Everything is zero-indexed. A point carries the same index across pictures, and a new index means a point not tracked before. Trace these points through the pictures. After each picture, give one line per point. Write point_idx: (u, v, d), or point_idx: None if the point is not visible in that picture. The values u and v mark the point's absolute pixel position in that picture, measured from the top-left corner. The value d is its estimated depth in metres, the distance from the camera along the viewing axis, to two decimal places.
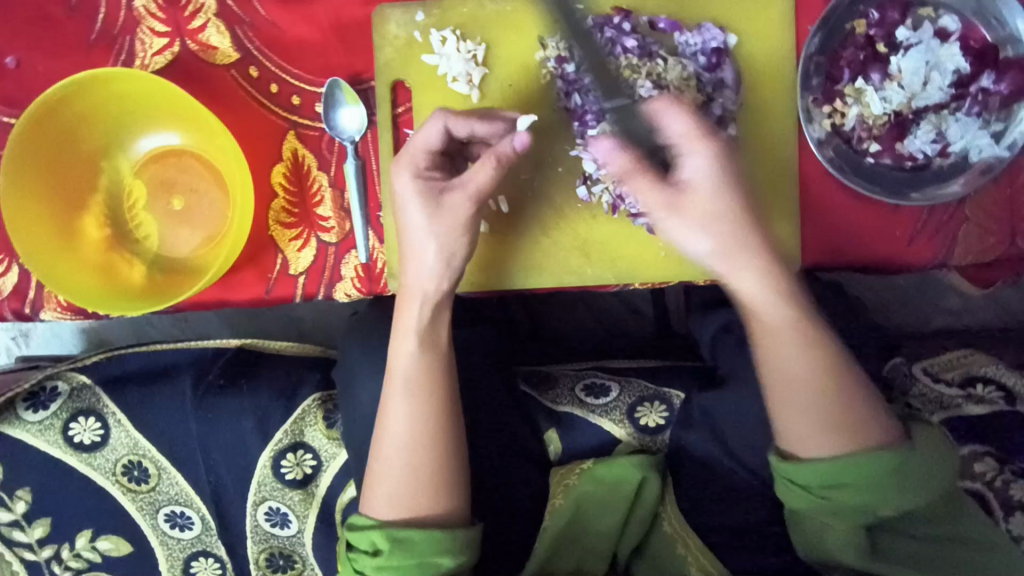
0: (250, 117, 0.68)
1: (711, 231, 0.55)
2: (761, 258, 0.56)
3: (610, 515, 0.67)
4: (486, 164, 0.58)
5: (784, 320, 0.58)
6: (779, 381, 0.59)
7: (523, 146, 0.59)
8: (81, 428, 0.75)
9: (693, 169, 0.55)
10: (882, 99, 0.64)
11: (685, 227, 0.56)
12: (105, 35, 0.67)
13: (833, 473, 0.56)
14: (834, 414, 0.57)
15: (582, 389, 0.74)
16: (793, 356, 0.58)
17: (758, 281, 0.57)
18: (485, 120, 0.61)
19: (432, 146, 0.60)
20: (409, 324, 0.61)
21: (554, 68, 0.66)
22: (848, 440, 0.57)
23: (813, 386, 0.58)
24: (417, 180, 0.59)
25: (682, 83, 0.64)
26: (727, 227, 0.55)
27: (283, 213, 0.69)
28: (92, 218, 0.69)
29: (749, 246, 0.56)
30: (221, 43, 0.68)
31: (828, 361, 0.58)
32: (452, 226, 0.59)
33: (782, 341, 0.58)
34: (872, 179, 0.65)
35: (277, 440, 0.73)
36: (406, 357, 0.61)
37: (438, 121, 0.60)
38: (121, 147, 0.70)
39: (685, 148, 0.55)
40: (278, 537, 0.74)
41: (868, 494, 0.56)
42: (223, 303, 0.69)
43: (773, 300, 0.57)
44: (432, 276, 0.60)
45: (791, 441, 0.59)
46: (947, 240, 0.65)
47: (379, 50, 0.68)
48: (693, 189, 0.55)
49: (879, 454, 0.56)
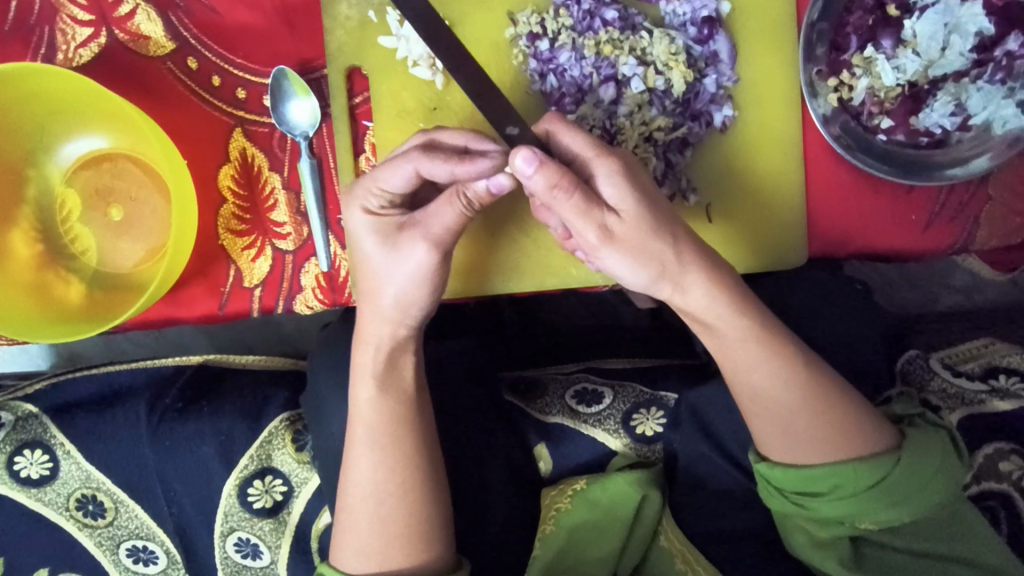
0: (190, 114, 0.61)
1: (647, 260, 0.48)
2: (703, 271, 0.51)
3: (608, 539, 0.62)
4: (452, 207, 0.49)
5: (738, 335, 0.52)
6: (751, 405, 0.53)
7: (500, 190, 0.49)
8: (27, 462, 0.68)
9: (608, 188, 0.48)
10: (895, 69, 0.56)
11: (622, 255, 0.48)
12: (21, 26, 0.60)
13: (809, 480, 0.52)
14: (813, 432, 0.52)
15: (572, 397, 0.68)
16: (760, 378, 0.52)
17: (708, 298, 0.51)
18: (467, 162, 0.50)
19: (393, 187, 0.52)
20: (366, 367, 0.55)
21: (527, 47, 0.59)
22: (830, 450, 0.52)
23: (799, 410, 0.52)
24: (367, 215, 0.53)
25: (670, 59, 0.57)
26: (667, 246, 0.48)
27: (233, 220, 0.62)
28: (19, 234, 0.62)
29: (686, 258, 0.50)
30: (154, 31, 0.60)
31: (795, 378, 0.52)
32: (412, 266, 0.52)
33: (735, 363, 0.53)
34: (885, 158, 0.59)
35: (242, 466, 0.67)
36: (366, 403, 0.55)
37: (410, 166, 0.51)
38: (47, 152, 0.63)
39: (588, 166, 0.48)
40: (250, 568, 0.69)
41: (846, 504, 0.51)
42: (174, 321, 0.63)
43: (725, 318, 0.52)
44: (399, 317, 0.54)
45: (776, 453, 0.53)
46: (968, 223, 0.61)
47: (330, 33, 0.60)
48: (619, 213, 0.47)
49: (854, 463, 0.51)
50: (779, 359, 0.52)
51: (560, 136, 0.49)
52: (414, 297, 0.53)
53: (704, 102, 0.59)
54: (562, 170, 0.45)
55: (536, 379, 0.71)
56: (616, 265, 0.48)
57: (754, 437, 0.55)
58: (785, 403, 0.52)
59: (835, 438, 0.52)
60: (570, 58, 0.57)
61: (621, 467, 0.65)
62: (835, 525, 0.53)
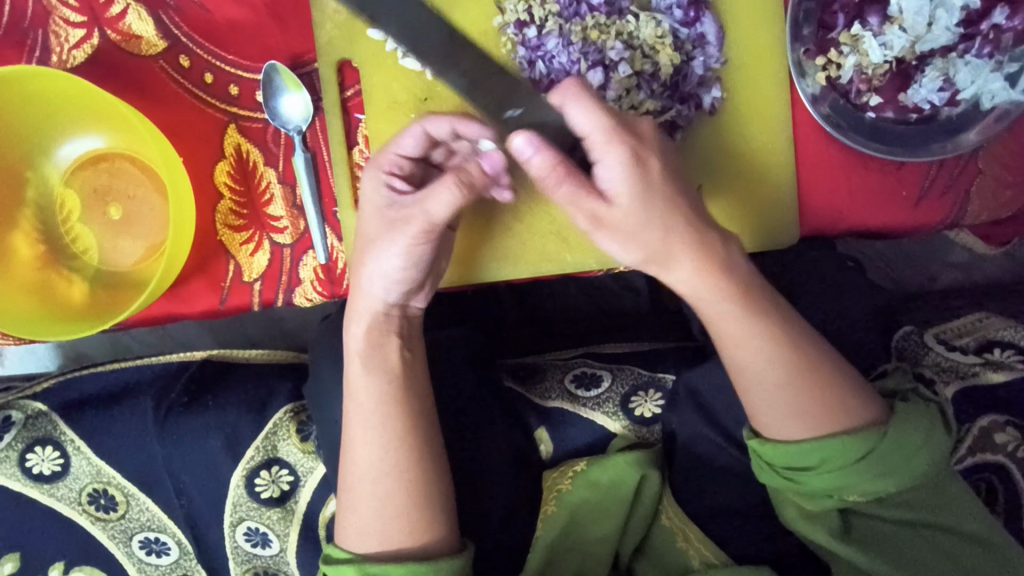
0: (184, 112, 0.62)
1: (632, 245, 0.50)
2: (694, 256, 0.51)
3: (608, 519, 0.64)
4: (446, 186, 0.51)
5: (722, 316, 0.53)
6: (741, 377, 0.54)
7: (492, 168, 0.54)
8: (39, 459, 0.70)
9: (609, 178, 0.49)
10: (882, 45, 0.56)
11: (611, 240, 0.50)
12: (14, 29, 0.60)
13: (800, 454, 0.53)
14: (799, 407, 0.53)
15: (571, 380, 0.70)
16: (745, 356, 0.53)
17: (692, 280, 0.51)
18: (468, 122, 0.55)
19: (409, 154, 0.56)
20: (354, 348, 0.58)
21: (515, 35, 0.59)
22: (817, 425, 0.53)
23: (782, 387, 0.53)
24: (378, 180, 0.55)
25: (657, 42, 0.57)
26: (657, 233, 0.49)
27: (231, 215, 0.63)
28: (21, 235, 0.63)
29: (676, 246, 0.50)
30: (145, 31, 0.61)
31: (783, 356, 0.53)
32: (396, 250, 0.53)
33: (722, 339, 0.54)
34: (873, 134, 0.59)
35: (249, 457, 0.68)
36: (356, 383, 0.57)
37: (419, 128, 0.56)
38: (45, 154, 0.64)
39: (595, 149, 0.48)
40: (260, 556, 0.70)
41: (836, 477, 0.52)
42: (174, 316, 0.63)
43: (710, 299, 0.52)
44: (383, 297, 0.57)
45: (767, 429, 0.55)
46: (959, 197, 0.61)
47: (319, 27, 0.61)
48: (613, 203, 0.49)
49: (840, 437, 0.52)
50: (763, 341, 0.53)
51: (566, 110, 0.48)
52: (395, 281, 0.55)
53: (692, 84, 0.60)
54: (559, 160, 0.47)
55: (535, 365, 0.72)
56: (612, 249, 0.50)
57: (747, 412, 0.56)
58: (768, 380, 0.53)
59: (824, 413, 0.53)
60: (558, 44, 0.58)
61: (621, 448, 0.66)
62: (824, 498, 0.54)
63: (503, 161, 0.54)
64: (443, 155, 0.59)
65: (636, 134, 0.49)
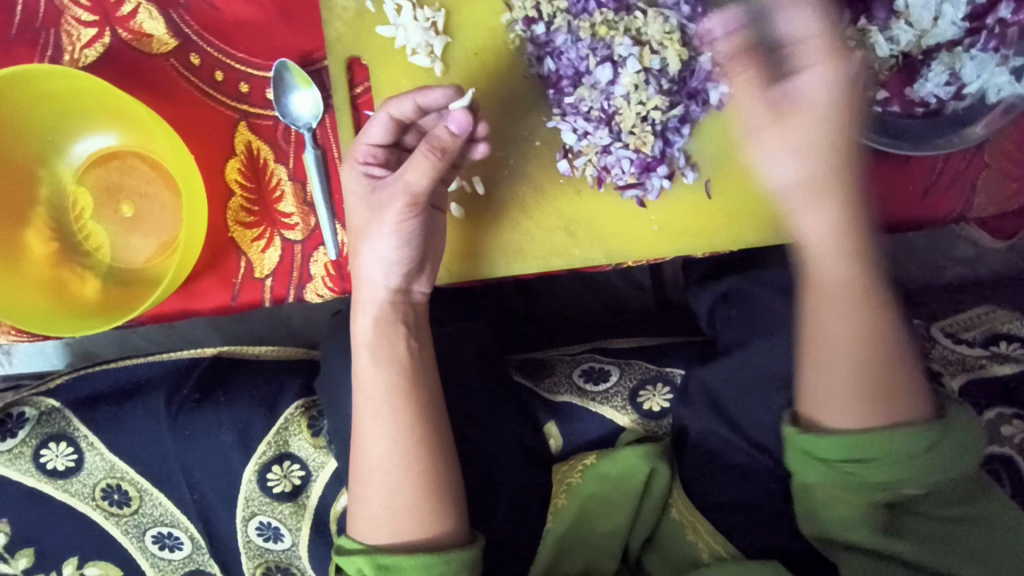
0: (196, 110, 0.62)
1: (798, 161, 0.53)
2: (837, 193, 0.54)
3: (618, 512, 0.64)
4: (422, 158, 0.53)
5: (839, 263, 0.55)
6: (823, 341, 0.56)
7: (459, 128, 0.54)
8: (53, 455, 0.71)
9: (806, 87, 0.52)
10: (888, 40, 0.57)
11: (800, 156, 0.53)
12: (27, 29, 0.61)
13: (860, 446, 0.53)
14: (865, 392, 0.55)
15: (579, 375, 0.70)
16: (835, 323, 0.56)
17: (828, 215, 0.54)
18: (425, 92, 0.56)
19: (379, 140, 0.57)
20: (361, 341, 0.58)
21: (523, 31, 0.61)
22: (879, 415, 0.54)
23: (864, 362, 0.55)
24: (356, 173, 0.57)
25: (665, 38, 0.58)
26: (835, 154, 0.53)
27: (242, 212, 0.63)
28: (35, 233, 0.63)
29: (830, 183, 0.53)
30: (156, 29, 0.61)
31: (872, 321, 0.55)
32: (385, 229, 0.55)
33: (826, 294, 0.56)
34: (880, 129, 0.59)
35: (261, 452, 0.69)
36: (367, 376, 0.58)
37: (381, 113, 0.56)
38: (58, 152, 0.64)
39: (806, 56, 0.52)
40: (272, 551, 0.71)
41: (892, 471, 0.53)
42: (187, 313, 0.64)
43: (830, 258, 0.55)
44: (384, 283, 0.58)
45: (830, 418, 0.55)
46: (965, 190, 0.62)
47: (328, 24, 0.62)
48: (804, 109, 0.52)
49: (900, 430, 0.53)
50: (858, 308, 0.55)
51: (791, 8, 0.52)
52: (393, 261, 0.57)
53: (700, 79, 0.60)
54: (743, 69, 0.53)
55: (543, 360, 0.73)
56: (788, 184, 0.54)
57: (805, 398, 0.57)
58: (867, 340, 0.55)
59: (886, 403, 0.54)
60: (567, 40, 0.59)
61: (630, 441, 0.67)
62: (878, 491, 0.54)
63: (470, 119, 0.54)
64: (412, 139, 0.60)
65: (829, 45, 0.52)
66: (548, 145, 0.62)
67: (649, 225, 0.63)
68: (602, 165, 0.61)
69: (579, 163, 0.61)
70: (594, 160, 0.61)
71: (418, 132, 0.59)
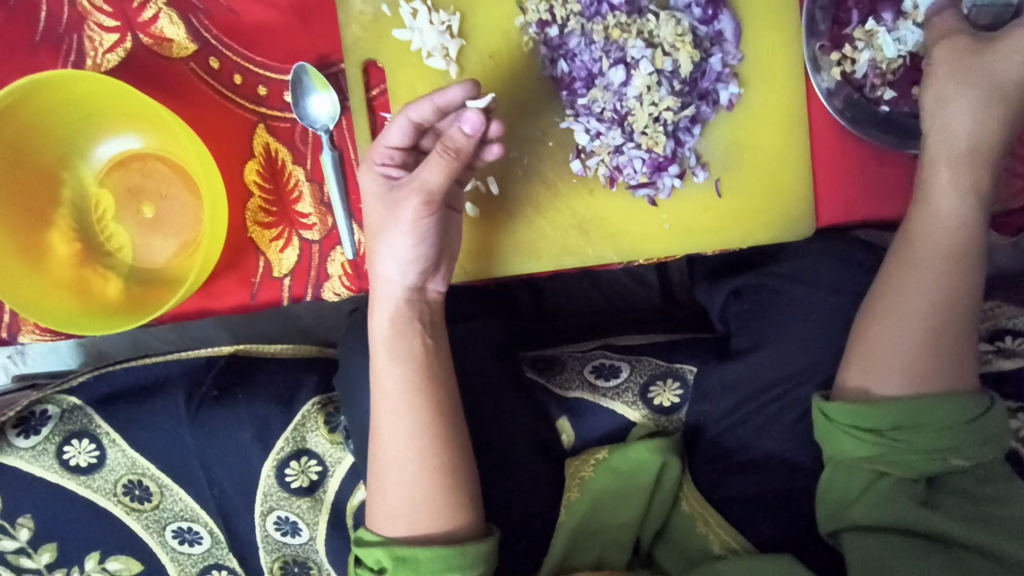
0: (216, 113, 0.64)
1: (967, 108, 0.55)
2: (976, 149, 0.56)
3: (630, 506, 0.65)
4: (436, 160, 0.54)
5: (955, 220, 0.57)
6: (913, 295, 0.57)
7: (473, 129, 0.53)
8: (76, 451, 0.72)
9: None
10: (895, 41, 0.59)
11: (970, 104, 0.55)
12: (50, 35, 0.62)
13: (911, 412, 0.55)
14: (926, 358, 0.56)
15: (590, 371, 0.71)
16: (933, 276, 0.57)
17: (963, 170, 0.56)
18: (444, 92, 0.56)
19: (398, 143, 0.58)
20: (378, 338, 0.60)
21: (537, 34, 0.62)
22: (935, 382, 0.56)
23: (946, 322, 0.56)
24: (375, 175, 0.58)
25: (677, 40, 0.59)
26: (1001, 109, 0.55)
27: (260, 213, 0.64)
28: (59, 234, 0.65)
29: (981, 138, 0.56)
30: (176, 34, 0.63)
31: (963, 284, 0.57)
32: (401, 228, 0.56)
33: (933, 249, 0.57)
34: (889, 128, 0.60)
35: (279, 448, 0.70)
36: (384, 372, 0.59)
37: (402, 117, 0.57)
38: (80, 155, 0.66)
39: None
40: (290, 545, 0.72)
41: (936, 441, 0.55)
42: (207, 312, 0.65)
43: (945, 210, 0.57)
44: (400, 282, 0.59)
45: (886, 384, 0.57)
46: None
47: (345, 29, 0.63)
48: (1012, 60, 0.54)
49: (956, 397, 0.55)
50: (956, 264, 0.57)
51: None
52: (409, 260, 0.58)
53: (711, 81, 0.62)
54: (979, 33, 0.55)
55: (555, 357, 0.74)
56: (943, 128, 0.56)
57: (860, 364, 0.58)
58: (965, 296, 0.57)
59: (945, 370, 0.56)
60: (580, 42, 0.60)
61: (641, 436, 0.68)
62: (926, 459, 0.55)
63: (484, 119, 0.54)
64: (429, 142, 0.61)
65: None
66: (561, 145, 0.63)
67: (660, 223, 0.64)
68: (615, 165, 0.62)
69: (591, 163, 0.63)
70: (607, 160, 0.62)
71: (434, 135, 0.60)
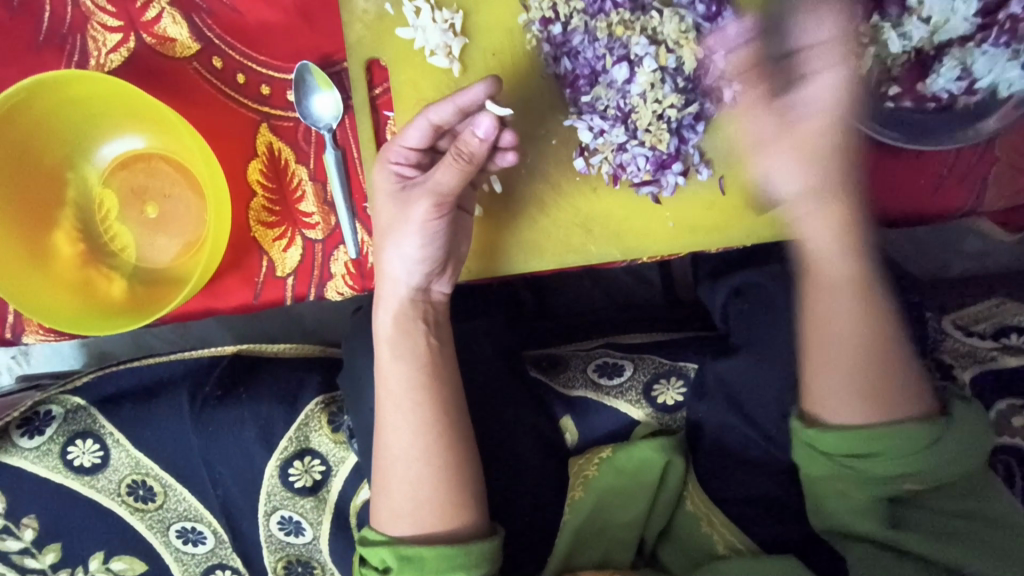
0: (219, 112, 0.64)
1: (807, 174, 0.53)
2: (842, 208, 0.54)
3: (634, 505, 0.65)
4: (451, 163, 0.55)
5: (844, 274, 0.56)
6: (821, 341, 0.57)
7: (486, 133, 0.53)
8: (80, 451, 0.72)
9: (815, 97, 0.51)
10: (901, 36, 0.58)
11: (796, 162, 0.53)
12: (54, 35, 0.62)
13: (864, 440, 0.54)
14: (861, 388, 0.55)
15: (594, 370, 0.71)
16: (842, 316, 0.56)
17: (837, 228, 0.55)
18: (465, 93, 0.56)
19: (415, 144, 0.58)
20: (382, 336, 0.60)
21: (540, 31, 0.62)
22: (883, 409, 0.55)
23: (865, 351, 0.56)
24: (389, 173, 0.58)
25: (681, 37, 0.60)
26: (833, 167, 0.52)
27: (264, 212, 0.64)
28: (63, 234, 0.65)
29: (829, 196, 0.54)
30: (179, 34, 0.63)
31: (869, 328, 0.56)
32: (411, 228, 0.56)
33: (829, 300, 0.56)
34: (897, 124, 0.60)
35: (283, 448, 0.70)
36: (388, 372, 0.59)
37: (422, 118, 0.57)
38: (84, 155, 0.66)
39: (815, 66, 0.50)
40: (293, 544, 0.72)
41: (896, 465, 0.54)
42: (211, 311, 0.65)
43: (835, 253, 0.56)
44: (406, 282, 0.59)
45: (830, 414, 0.56)
46: (976, 184, 0.62)
47: (348, 27, 0.63)
48: (802, 121, 0.51)
49: (904, 424, 0.54)
50: (863, 307, 0.56)
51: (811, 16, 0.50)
52: (416, 261, 0.58)
53: None
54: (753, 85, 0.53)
55: (558, 356, 0.74)
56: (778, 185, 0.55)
57: (805, 395, 0.58)
58: (877, 339, 0.56)
59: (885, 399, 0.55)
60: (583, 40, 0.60)
61: (644, 435, 0.67)
62: (877, 486, 0.55)
63: (497, 125, 0.54)
64: (446, 143, 0.61)
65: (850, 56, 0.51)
66: (564, 143, 0.63)
67: (664, 221, 0.64)
68: (618, 163, 0.62)
69: (595, 161, 0.63)
70: (611, 158, 0.62)
71: (452, 137, 0.60)
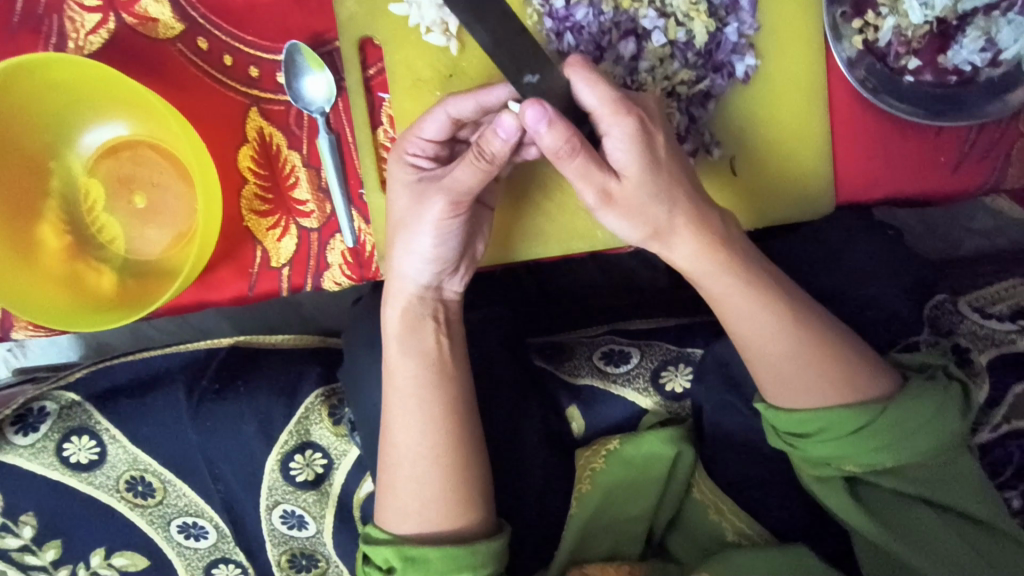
0: (206, 97, 0.61)
1: (639, 220, 0.51)
2: (695, 230, 0.52)
3: (644, 497, 0.63)
4: (472, 163, 0.50)
5: (728, 290, 0.54)
6: (749, 352, 0.55)
7: (508, 135, 0.48)
8: (76, 448, 0.71)
9: (617, 148, 0.50)
10: (922, 6, 0.55)
11: (618, 216, 0.51)
12: (29, 17, 0.59)
13: (797, 423, 0.54)
14: (802, 381, 0.54)
15: (600, 357, 0.69)
16: (751, 327, 0.54)
17: (694, 252, 0.52)
18: (488, 91, 0.54)
19: (433, 137, 0.56)
20: (390, 331, 0.58)
21: (542, 5, 0.57)
22: (826, 396, 0.54)
23: (790, 355, 0.54)
24: (404, 165, 0.56)
25: (692, 8, 0.56)
26: (662, 207, 0.51)
27: (256, 200, 0.62)
28: (48, 226, 0.62)
29: (680, 222, 0.51)
30: (162, 14, 0.60)
31: (774, 341, 0.54)
32: (425, 227, 0.54)
33: (728, 313, 0.55)
34: (911, 99, 0.58)
35: (283, 441, 0.68)
36: (397, 367, 0.57)
37: (441, 112, 0.54)
38: (67, 143, 0.63)
39: (604, 121, 0.50)
40: (297, 538, 0.71)
41: (832, 447, 0.53)
42: (204, 304, 0.63)
43: (717, 274, 0.53)
44: (415, 279, 0.57)
45: (774, 398, 0.56)
46: (1000, 160, 0.59)
47: (340, 4, 0.60)
48: (621, 176, 0.50)
49: (832, 409, 0.53)
50: (771, 315, 0.54)
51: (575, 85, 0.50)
52: (429, 259, 0.56)
53: (726, 52, 0.58)
54: (571, 132, 0.46)
55: (563, 343, 0.72)
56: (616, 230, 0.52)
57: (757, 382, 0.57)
58: (781, 354, 0.54)
59: (827, 386, 0.54)
60: (588, 14, 0.57)
61: (652, 425, 0.66)
62: (823, 466, 0.55)
63: (519, 127, 0.47)
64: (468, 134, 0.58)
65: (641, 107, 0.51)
66: None
67: None
68: None
69: None
70: None
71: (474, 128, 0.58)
